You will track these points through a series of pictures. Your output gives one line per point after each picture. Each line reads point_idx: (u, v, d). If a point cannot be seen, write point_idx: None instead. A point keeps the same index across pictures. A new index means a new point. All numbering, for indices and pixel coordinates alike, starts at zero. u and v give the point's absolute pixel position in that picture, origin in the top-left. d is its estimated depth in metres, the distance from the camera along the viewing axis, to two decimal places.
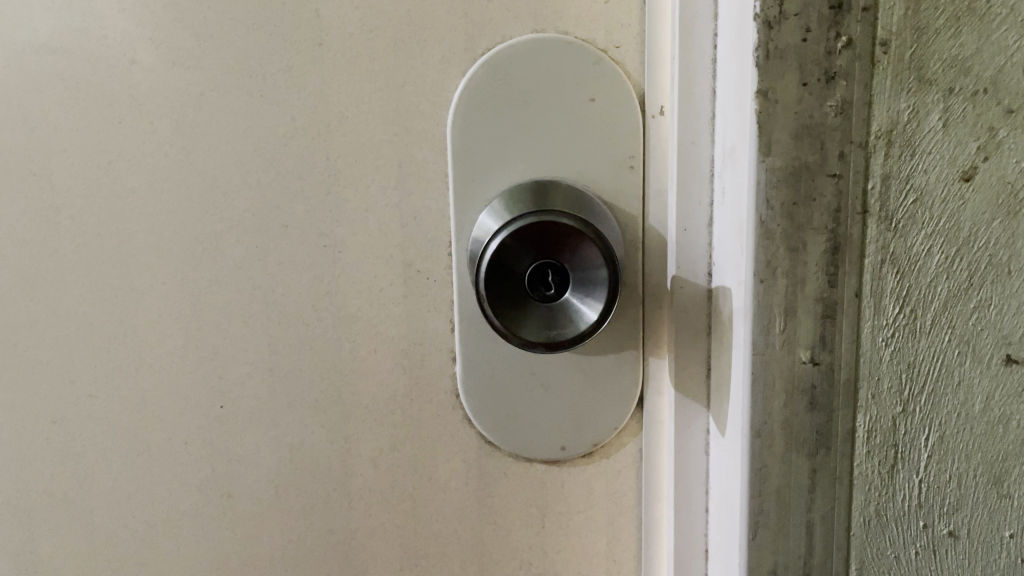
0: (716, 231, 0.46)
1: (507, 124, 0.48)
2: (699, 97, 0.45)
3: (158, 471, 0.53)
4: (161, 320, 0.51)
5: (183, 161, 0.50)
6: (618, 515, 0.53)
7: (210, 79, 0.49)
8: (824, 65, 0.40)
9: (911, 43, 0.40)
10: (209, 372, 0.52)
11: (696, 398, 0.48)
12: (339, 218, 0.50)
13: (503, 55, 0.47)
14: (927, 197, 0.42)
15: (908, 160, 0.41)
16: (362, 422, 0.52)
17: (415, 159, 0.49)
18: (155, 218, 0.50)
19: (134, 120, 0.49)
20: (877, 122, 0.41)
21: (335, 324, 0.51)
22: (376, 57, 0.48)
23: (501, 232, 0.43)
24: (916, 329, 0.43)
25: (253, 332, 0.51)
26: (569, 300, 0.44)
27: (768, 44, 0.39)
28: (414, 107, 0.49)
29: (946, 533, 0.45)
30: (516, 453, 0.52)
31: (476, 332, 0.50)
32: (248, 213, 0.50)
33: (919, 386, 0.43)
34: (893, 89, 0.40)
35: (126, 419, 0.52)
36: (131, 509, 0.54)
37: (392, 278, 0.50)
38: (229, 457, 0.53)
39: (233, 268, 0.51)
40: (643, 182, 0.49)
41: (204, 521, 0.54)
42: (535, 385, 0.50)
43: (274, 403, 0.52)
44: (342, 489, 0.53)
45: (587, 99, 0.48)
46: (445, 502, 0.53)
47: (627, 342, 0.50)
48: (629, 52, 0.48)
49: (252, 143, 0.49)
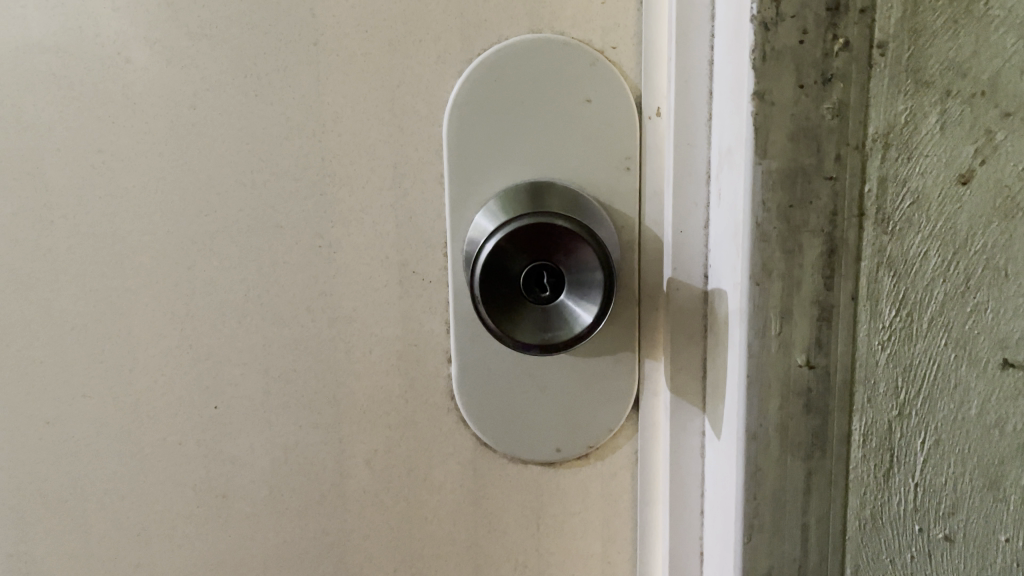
0: (712, 233, 0.46)
1: (503, 125, 0.48)
2: (696, 98, 0.45)
3: (151, 472, 0.53)
4: (156, 320, 0.51)
5: (177, 161, 0.49)
6: (613, 516, 0.53)
7: (206, 79, 0.49)
8: (821, 67, 0.40)
9: (908, 45, 0.40)
10: (203, 373, 0.52)
11: (691, 400, 0.48)
12: (334, 218, 0.50)
13: (499, 56, 0.47)
14: (924, 201, 0.41)
15: (905, 163, 0.41)
16: (357, 423, 0.52)
17: (411, 160, 0.49)
18: (149, 218, 0.50)
19: (128, 119, 0.49)
20: (874, 125, 0.40)
21: (331, 325, 0.51)
22: (372, 57, 0.48)
23: (496, 234, 0.43)
24: (912, 332, 0.42)
25: (248, 332, 0.51)
26: (564, 301, 0.44)
27: (765, 46, 0.39)
28: (410, 107, 0.49)
29: (942, 537, 0.45)
30: (511, 455, 0.51)
31: (471, 333, 0.49)
32: (243, 213, 0.50)
33: (915, 389, 0.43)
34: (891, 92, 0.40)
35: (120, 419, 0.52)
36: (124, 510, 0.54)
37: (387, 279, 0.50)
38: (223, 458, 0.53)
39: (228, 268, 0.50)
40: (640, 183, 0.48)
41: (198, 522, 0.54)
42: (530, 387, 0.50)
43: (269, 403, 0.52)
44: (337, 490, 0.53)
45: (583, 99, 0.47)
46: (440, 503, 0.53)
47: (622, 344, 0.49)
48: (625, 53, 0.48)
49: (247, 143, 0.49)
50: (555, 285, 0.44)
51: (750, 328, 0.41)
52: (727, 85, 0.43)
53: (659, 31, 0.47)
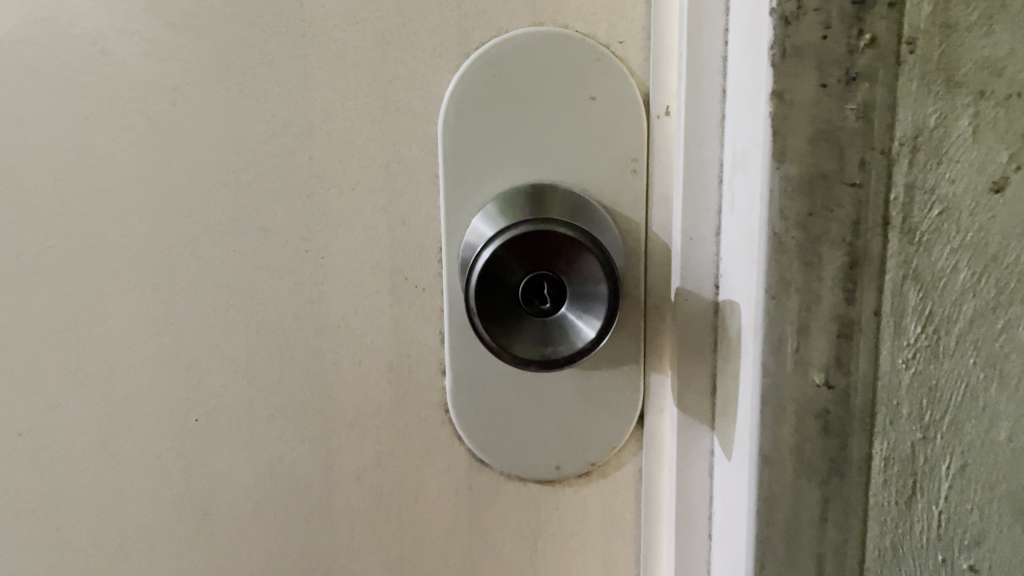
0: (723, 242, 0.43)
1: (501, 123, 0.45)
2: (709, 96, 0.42)
3: (129, 486, 0.50)
4: (133, 327, 0.48)
5: (156, 159, 0.46)
6: (615, 537, 0.50)
7: (187, 73, 0.46)
8: (845, 65, 0.37)
9: (940, 42, 0.37)
10: (184, 383, 0.49)
11: (699, 418, 0.45)
12: (322, 221, 0.47)
13: (498, 50, 0.44)
14: (953, 210, 0.39)
15: (934, 169, 0.38)
16: (346, 438, 0.49)
17: (404, 160, 0.46)
18: (127, 219, 0.47)
19: (105, 115, 0.46)
20: (901, 128, 0.37)
21: (318, 334, 0.48)
22: (364, 50, 0.45)
23: (494, 240, 0.40)
24: (938, 351, 0.40)
25: (231, 341, 0.48)
26: (566, 315, 0.41)
27: (785, 42, 0.36)
28: (404, 104, 0.46)
29: (966, 567, 0.42)
30: (507, 472, 0.49)
31: (466, 344, 0.47)
32: (225, 215, 0.47)
33: (940, 411, 0.40)
34: (920, 93, 0.37)
35: (97, 431, 0.49)
36: (101, 526, 0.51)
37: (378, 286, 0.47)
38: (205, 472, 0.50)
39: (210, 273, 0.48)
40: (647, 187, 0.45)
41: (178, 539, 0.51)
42: (528, 401, 0.47)
43: (253, 415, 0.49)
44: (324, 507, 0.50)
45: (587, 97, 0.45)
46: (432, 521, 0.50)
47: (626, 357, 0.47)
48: (633, 47, 0.45)
49: (231, 141, 0.46)
50: (556, 297, 0.41)
51: (765, 346, 0.38)
52: (743, 83, 0.39)
53: (669, 24, 0.44)
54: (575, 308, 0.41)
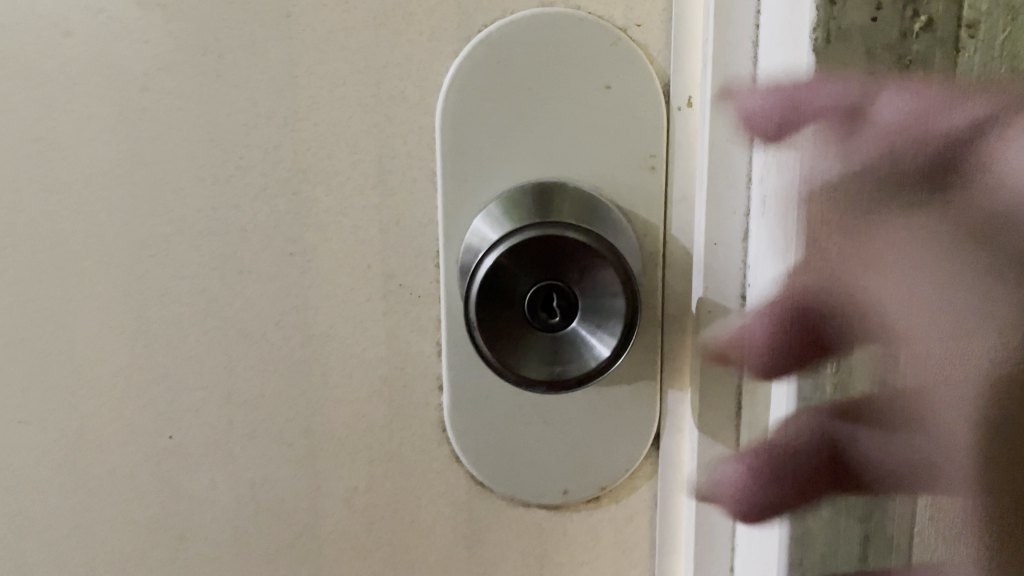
0: (751, 247, 0.39)
1: (507, 114, 0.41)
2: (737, 87, 0.38)
3: (100, 508, 0.46)
4: (102, 336, 0.44)
5: (126, 152, 0.42)
6: (627, 567, 0.46)
7: (158, 57, 0.41)
8: (896, 51, 0.32)
9: (1007, 25, 0.32)
10: (158, 397, 0.45)
11: (722, 441, 0.41)
12: (309, 221, 0.43)
13: (505, 33, 0.40)
14: (1014, 216, 0.35)
15: (995, 170, 0.34)
16: (334, 457, 0.45)
17: (399, 154, 0.42)
18: (94, 218, 0.43)
19: (69, 103, 0.42)
20: (959, 123, 0.33)
21: (304, 345, 0.44)
22: (355, 33, 0.41)
23: (497, 246, 0.36)
24: (994, 371, 0.36)
25: (209, 352, 0.44)
26: (577, 330, 0.37)
27: (829, 24, 0.32)
28: (399, 93, 0.41)
29: None
30: (511, 496, 0.44)
31: (465, 356, 0.43)
32: (202, 213, 0.43)
33: (995, 439, 0.36)
34: (982, 83, 0.33)
35: (64, 448, 0.45)
36: (69, 550, 0.47)
37: (369, 292, 0.43)
38: (182, 494, 0.46)
39: (186, 277, 0.43)
40: (666, 185, 0.41)
41: (153, 565, 0.47)
42: (534, 420, 0.43)
43: (234, 433, 0.45)
44: (311, 532, 0.46)
45: (601, 86, 0.40)
46: (429, 547, 0.46)
47: (643, 372, 0.42)
48: (653, 31, 0.41)
49: (208, 133, 0.42)
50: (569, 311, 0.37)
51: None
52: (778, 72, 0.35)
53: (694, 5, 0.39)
54: (592, 322, 0.37)
